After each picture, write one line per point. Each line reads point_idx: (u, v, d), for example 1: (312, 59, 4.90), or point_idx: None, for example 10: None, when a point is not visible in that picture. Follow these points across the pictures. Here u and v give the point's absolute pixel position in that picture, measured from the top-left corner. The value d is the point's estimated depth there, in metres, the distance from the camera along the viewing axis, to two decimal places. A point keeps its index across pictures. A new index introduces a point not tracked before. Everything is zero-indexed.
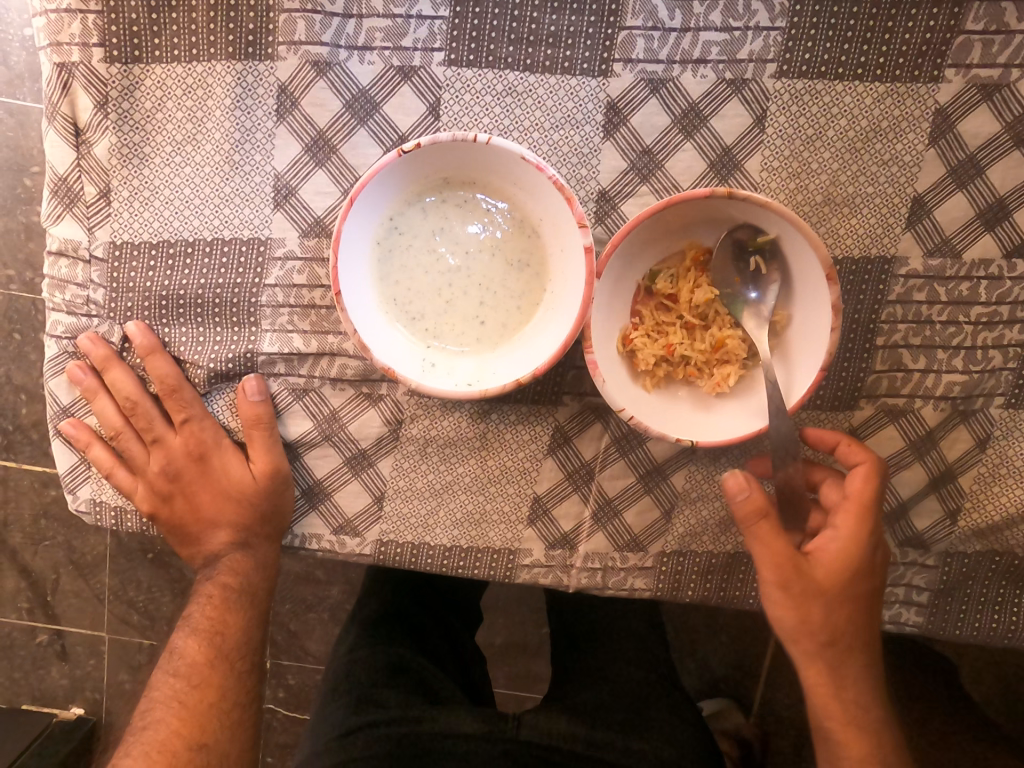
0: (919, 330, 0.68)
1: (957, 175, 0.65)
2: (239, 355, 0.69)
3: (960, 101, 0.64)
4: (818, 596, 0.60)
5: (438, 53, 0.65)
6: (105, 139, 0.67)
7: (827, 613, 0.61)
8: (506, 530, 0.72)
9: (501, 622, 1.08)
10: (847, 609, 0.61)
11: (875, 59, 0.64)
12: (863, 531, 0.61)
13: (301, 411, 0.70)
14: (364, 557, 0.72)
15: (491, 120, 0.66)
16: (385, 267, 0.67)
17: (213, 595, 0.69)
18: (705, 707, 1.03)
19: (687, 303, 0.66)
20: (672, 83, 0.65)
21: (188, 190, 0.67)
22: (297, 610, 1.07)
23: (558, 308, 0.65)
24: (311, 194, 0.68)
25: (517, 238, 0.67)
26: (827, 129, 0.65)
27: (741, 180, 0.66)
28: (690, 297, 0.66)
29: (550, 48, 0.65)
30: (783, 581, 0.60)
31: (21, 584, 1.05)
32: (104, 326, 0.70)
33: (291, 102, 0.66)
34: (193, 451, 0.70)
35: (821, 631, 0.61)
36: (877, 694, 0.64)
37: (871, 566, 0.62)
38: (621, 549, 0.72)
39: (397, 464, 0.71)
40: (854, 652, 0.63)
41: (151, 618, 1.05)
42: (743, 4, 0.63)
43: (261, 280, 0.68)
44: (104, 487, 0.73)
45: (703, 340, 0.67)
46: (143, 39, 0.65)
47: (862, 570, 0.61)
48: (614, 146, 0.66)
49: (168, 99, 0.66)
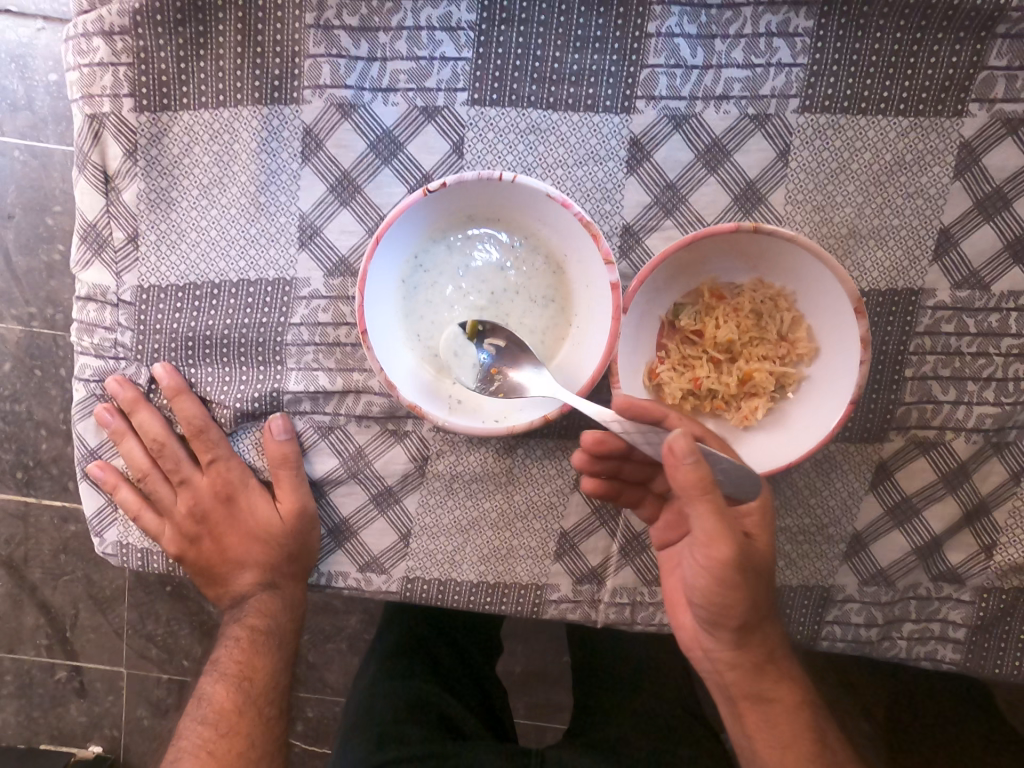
0: (948, 362, 0.67)
1: (983, 208, 0.65)
2: (265, 394, 0.69)
3: (985, 135, 0.64)
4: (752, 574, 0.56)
5: (461, 93, 0.65)
6: (134, 185, 0.68)
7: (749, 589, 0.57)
8: (532, 565, 0.71)
9: (521, 652, 1.07)
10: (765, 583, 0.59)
11: (897, 94, 0.64)
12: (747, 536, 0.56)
13: (327, 449, 0.70)
14: (390, 594, 0.72)
15: (515, 157, 0.66)
16: (410, 305, 0.67)
17: (241, 637, 0.69)
18: None
19: (710, 341, 0.65)
20: (695, 119, 0.65)
21: (214, 233, 0.68)
22: (316, 642, 1.06)
23: (585, 344, 0.65)
24: (337, 234, 0.68)
25: (542, 274, 0.67)
26: (851, 162, 0.65)
27: (766, 213, 0.66)
28: (712, 336, 0.65)
29: (572, 86, 0.65)
30: (715, 564, 0.54)
31: (40, 621, 1.05)
32: (131, 368, 0.71)
33: (316, 143, 0.67)
34: (220, 491, 0.70)
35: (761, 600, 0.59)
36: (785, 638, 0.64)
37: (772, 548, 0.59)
38: (649, 584, 0.71)
39: (423, 500, 0.71)
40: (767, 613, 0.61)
41: (170, 652, 1.05)
42: (764, 42, 0.64)
43: (286, 319, 0.69)
44: (130, 529, 0.73)
45: (730, 373, 0.65)
46: (172, 87, 0.66)
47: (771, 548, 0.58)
48: (638, 181, 0.66)
49: (195, 145, 0.67)
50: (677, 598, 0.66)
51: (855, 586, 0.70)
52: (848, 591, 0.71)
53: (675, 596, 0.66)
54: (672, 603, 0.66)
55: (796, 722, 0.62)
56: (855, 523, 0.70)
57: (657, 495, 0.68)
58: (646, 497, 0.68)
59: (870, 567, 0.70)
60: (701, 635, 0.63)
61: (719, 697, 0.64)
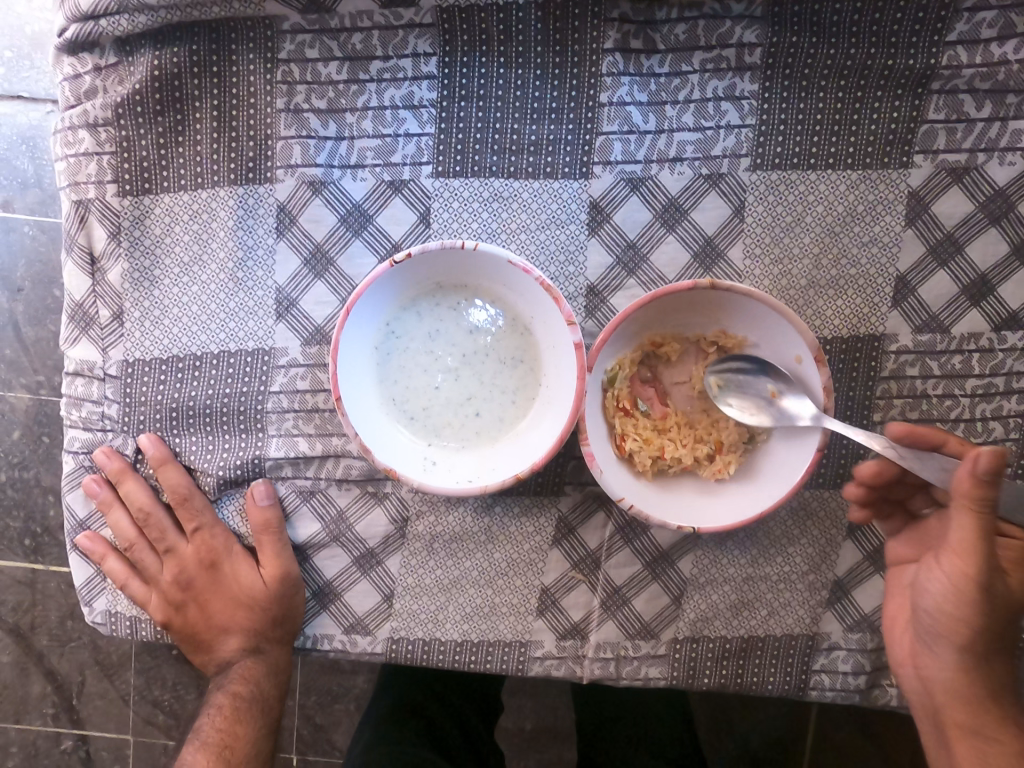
0: (916, 405, 0.68)
1: (937, 253, 0.67)
2: (247, 461, 0.71)
3: (931, 185, 0.66)
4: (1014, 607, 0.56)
5: (426, 166, 0.68)
6: (117, 265, 0.71)
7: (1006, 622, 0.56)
8: (516, 622, 0.72)
9: (529, 706, 1.03)
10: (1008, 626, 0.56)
11: (844, 149, 0.66)
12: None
13: (309, 513, 0.72)
14: (376, 655, 0.72)
15: (479, 225, 0.69)
16: (382, 371, 0.68)
17: (223, 705, 0.69)
18: None
19: None
20: (651, 180, 0.68)
21: (195, 308, 0.71)
22: (323, 703, 1.04)
23: (553, 403, 0.66)
24: (311, 305, 0.70)
25: (509, 335, 0.68)
26: (805, 215, 0.67)
27: (725, 268, 0.68)
28: None
29: (532, 155, 0.68)
30: (959, 577, 0.54)
31: (44, 692, 1.05)
32: (118, 439, 0.73)
33: (289, 219, 0.70)
34: (204, 559, 0.72)
35: (1009, 624, 0.56)
36: (964, 690, 0.58)
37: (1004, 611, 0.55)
38: (632, 637, 0.72)
39: (405, 561, 0.72)
40: (998, 651, 0.57)
41: (176, 717, 1.05)
42: (713, 105, 0.67)
43: (266, 387, 0.71)
44: (119, 598, 0.74)
45: (700, 440, 0.67)
46: (153, 172, 0.70)
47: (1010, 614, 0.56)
48: (600, 242, 0.68)
49: (175, 224, 0.70)
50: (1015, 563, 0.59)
51: (840, 633, 0.70)
52: (834, 638, 0.71)
53: (988, 720, 0.57)
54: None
55: (960, 745, 0.58)
56: (835, 570, 0.70)
57: (928, 507, 0.64)
58: (897, 511, 0.65)
59: (853, 613, 0.70)
60: (919, 652, 0.60)
61: (924, 722, 0.60)
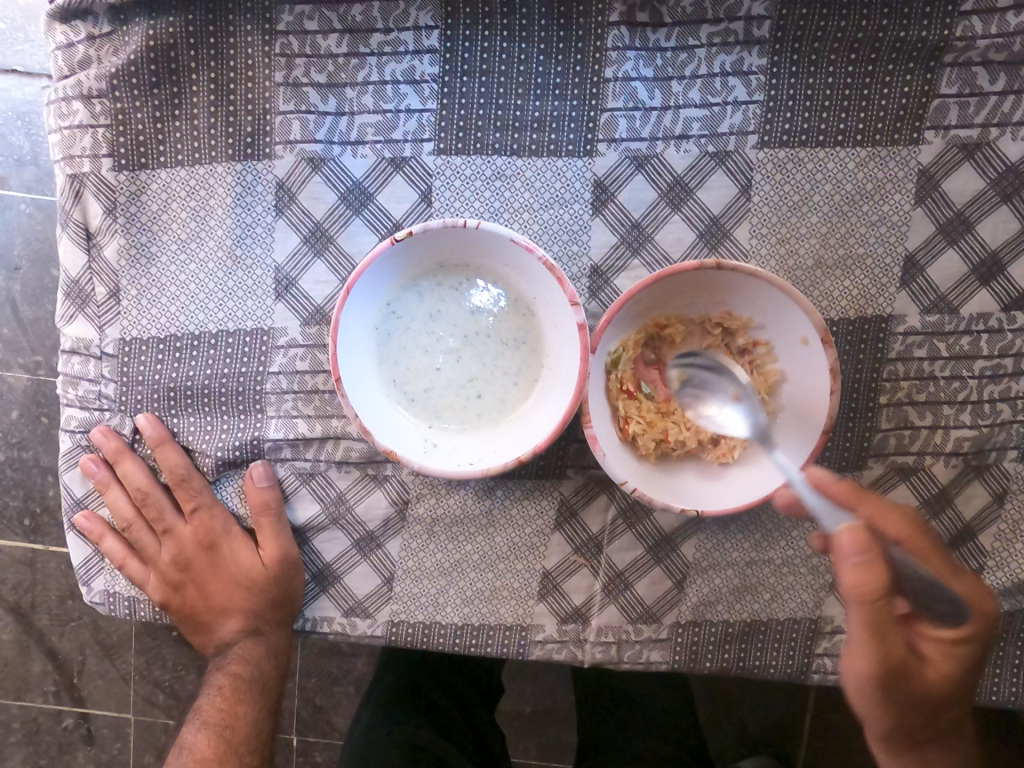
0: (923, 387, 0.67)
1: (947, 232, 0.66)
2: (246, 442, 0.70)
3: (942, 162, 0.65)
4: (920, 697, 0.53)
5: (428, 143, 0.67)
6: (114, 241, 0.70)
7: (921, 710, 0.53)
8: (516, 605, 0.71)
9: (529, 690, 1.03)
10: (945, 708, 0.54)
11: (854, 126, 0.65)
12: (948, 660, 0.53)
13: (308, 495, 0.71)
14: (375, 638, 0.72)
15: (481, 204, 0.67)
16: (383, 351, 0.68)
17: (223, 685, 0.69)
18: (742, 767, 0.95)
19: None
20: (656, 158, 0.66)
21: (192, 287, 0.70)
22: (322, 686, 1.04)
23: (555, 385, 0.66)
24: (311, 285, 0.69)
25: (512, 317, 0.67)
26: (813, 194, 0.66)
27: (731, 247, 0.67)
28: None
29: (535, 132, 0.67)
30: (860, 670, 0.52)
31: (46, 669, 1.05)
32: (115, 419, 0.72)
33: (288, 196, 0.69)
34: (202, 541, 0.71)
35: (930, 712, 0.54)
36: (899, 755, 0.57)
37: (911, 698, 0.52)
38: (634, 621, 0.71)
39: (406, 544, 0.71)
40: (932, 729, 0.55)
41: (176, 697, 1.05)
42: (721, 81, 0.65)
43: (265, 368, 0.70)
44: (118, 578, 0.74)
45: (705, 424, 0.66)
46: (149, 146, 0.68)
47: (945, 698, 0.53)
48: (603, 221, 0.67)
49: (172, 201, 0.69)
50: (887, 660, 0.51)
51: (843, 618, 0.70)
52: (837, 622, 0.70)
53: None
54: (977, 597, 0.51)
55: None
56: None
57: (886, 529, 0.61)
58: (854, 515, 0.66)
59: None
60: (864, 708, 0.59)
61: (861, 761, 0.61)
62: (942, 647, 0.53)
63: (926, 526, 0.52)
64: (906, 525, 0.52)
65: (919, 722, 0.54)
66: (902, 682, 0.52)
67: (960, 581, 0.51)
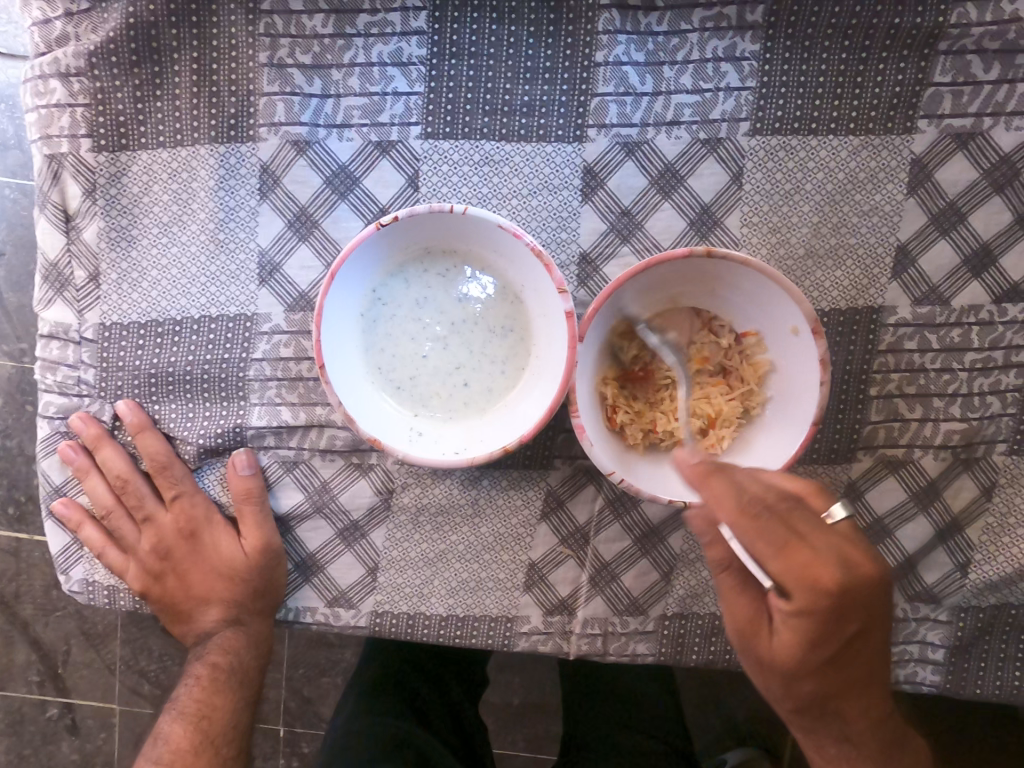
0: (913, 379, 0.67)
1: (939, 222, 0.65)
2: (228, 429, 0.69)
3: (935, 151, 0.64)
4: (769, 667, 0.52)
5: (415, 127, 0.66)
6: (93, 224, 0.68)
7: (774, 679, 0.52)
8: (503, 597, 0.70)
9: (518, 681, 1.03)
10: (813, 685, 0.52)
11: (846, 114, 0.64)
12: (803, 643, 0.49)
13: (292, 483, 0.70)
14: (360, 629, 0.71)
15: (469, 189, 0.66)
16: (368, 339, 0.66)
17: (201, 675, 0.68)
18: (731, 757, 0.96)
19: None
20: (647, 145, 0.65)
21: (175, 271, 0.69)
22: (310, 676, 1.04)
23: (542, 374, 0.65)
24: (296, 270, 0.68)
25: (499, 305, 0.66)
26: (805, 183, 0.65)
27: (722, 236, 0.66)
28: None
29: (524, 118, 0.65)
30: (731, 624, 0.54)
31: (30, 658, 1.04)
32: (94, 405, 0.71)
33: (273, 180, 0.67)
34: (183, 529, 0.70)
35: (794, 684, 0.52)
36: (802, 722, 0.55)
37: (771, 668, 0.52)
38: (621, 614, 0.70)
39: (391, 535, 0.70)
40: (815, 703, 0.53)
41: (162, 688, 1.04)
42: (712, 67, 0.64)
43: (248, 354, 0.69)
44: (96, 567, 0.73)
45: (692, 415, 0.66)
46: (130, 127, 0.67)
47: (803, 674, 0.51)
48: (593, 208, 0.66)
49: (154, 183, 0.68)
50: (748, 620, 0.52)
51: None
52: None
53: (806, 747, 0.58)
54: (807, 576, 0.47)
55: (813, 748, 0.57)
56: None
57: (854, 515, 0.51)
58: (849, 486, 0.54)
59: None
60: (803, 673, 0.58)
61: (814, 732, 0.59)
62: (784, 620, 0.50)
63: (759, 508, 0.48)
64: (739, 512, 0.48)
65: (790, 693, 0.53)
66: (753, 644, 0.52)
67: (801, 560, 0.47)
